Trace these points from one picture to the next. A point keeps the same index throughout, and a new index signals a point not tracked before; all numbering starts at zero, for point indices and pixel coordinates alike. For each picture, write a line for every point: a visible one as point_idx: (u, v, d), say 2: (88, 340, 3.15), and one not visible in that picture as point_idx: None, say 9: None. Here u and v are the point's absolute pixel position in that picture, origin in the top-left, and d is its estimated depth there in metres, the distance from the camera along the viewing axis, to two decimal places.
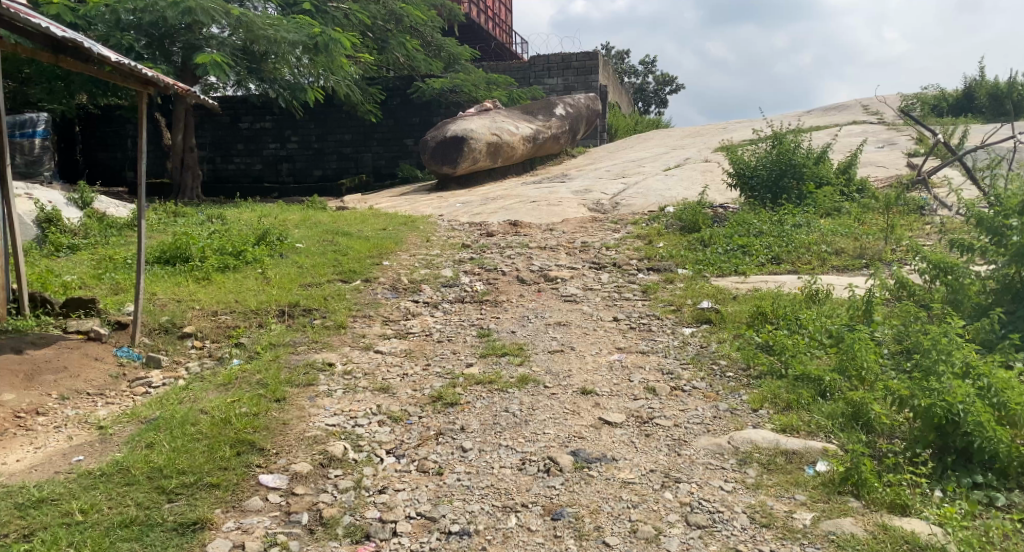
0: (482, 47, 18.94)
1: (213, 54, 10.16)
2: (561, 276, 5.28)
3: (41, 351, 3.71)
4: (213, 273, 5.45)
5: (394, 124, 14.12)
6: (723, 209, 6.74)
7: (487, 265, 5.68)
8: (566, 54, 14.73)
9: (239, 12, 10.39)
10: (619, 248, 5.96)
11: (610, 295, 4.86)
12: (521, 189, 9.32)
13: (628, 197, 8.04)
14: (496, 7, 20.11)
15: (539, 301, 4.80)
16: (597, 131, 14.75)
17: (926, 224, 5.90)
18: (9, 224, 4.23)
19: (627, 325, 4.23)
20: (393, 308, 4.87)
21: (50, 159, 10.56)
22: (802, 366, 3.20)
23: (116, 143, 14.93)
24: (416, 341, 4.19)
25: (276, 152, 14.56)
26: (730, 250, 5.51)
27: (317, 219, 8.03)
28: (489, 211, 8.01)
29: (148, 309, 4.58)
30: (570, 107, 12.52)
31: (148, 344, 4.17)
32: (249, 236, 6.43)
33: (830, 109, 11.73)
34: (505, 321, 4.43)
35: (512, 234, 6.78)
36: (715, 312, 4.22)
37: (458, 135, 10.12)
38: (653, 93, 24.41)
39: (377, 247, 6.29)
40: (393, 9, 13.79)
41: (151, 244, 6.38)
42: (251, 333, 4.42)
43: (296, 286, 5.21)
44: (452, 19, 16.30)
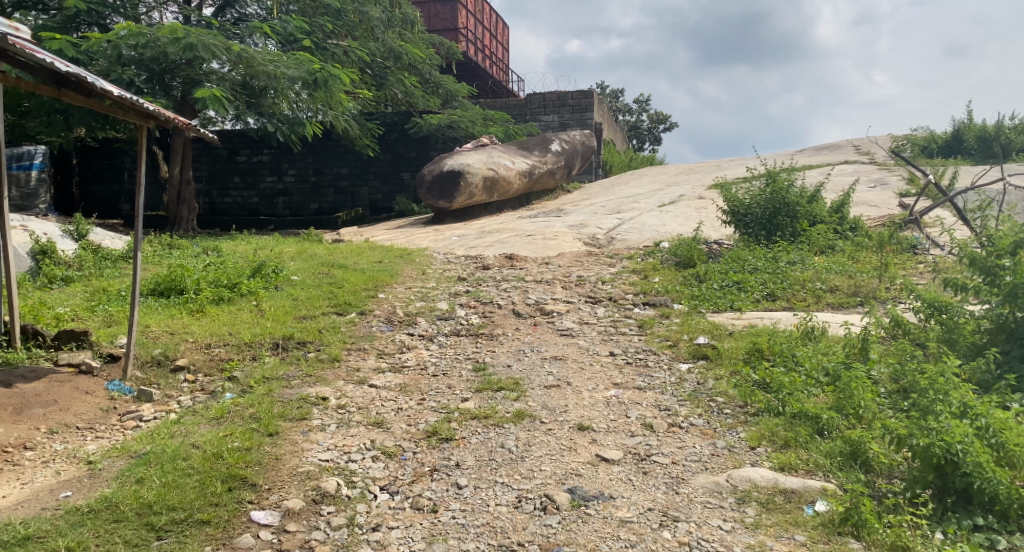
0: (479, 84, 19.20)
1: (212, 89, 10.28)
2: (557, 310, 5.28)
3: (32, 385, 3.67)
4: (207, 306, 5.43)
5: (391, 158, 14.25)
6: (717, 246, 6.78)
7: (483, 298, 5.68)
8: (562, 92, 14.93)
9: (240, 49, 10.50)
10: (615, 283, 5.98)
11: (606, 329, 4.85)
12: (517, 224, 9.37)
13: (623, 232, 8.09)
14: (493, 46, 20.41)
15: (535, 335, 4.79)
16: (592, 167, 14.88)
17: (919, 263, 5.93)
18: (3, 257, 4.22)
19: (624, 360, 4.21)
20: (388, 342, 4.85)
21: (46, 192, 10.61)
22: (798, 403, 3.19)
23: (113, 176, 14.99)
24: (411, 376, 4.16)
25: (273, 185, 14.63)
26: (726, 285, 5.54)
27: (312, 251, 8.05)
28: (485, 245, 8.04)
29: (141, 342, 4.56)
30: (566, 143, 12.66)
31: (140, 377, 4.14)
32: (244, 268, 6.43)
33: (822, 148, 11.87)
34: (501, 355, 4.41)
35: (508, 268, 6.79)
36: (711, 347, 4.21)
37: (455, 170, 10.18)
38: (647, 131, 24.70)
39: (373, 280, 6.29)
40: (393, 46, 13.92)
41: (146, 276, 6.37)
42: (244, 366, 4.42)
43: (290, 319, 5.20)
44: (449, 57, 16.54)
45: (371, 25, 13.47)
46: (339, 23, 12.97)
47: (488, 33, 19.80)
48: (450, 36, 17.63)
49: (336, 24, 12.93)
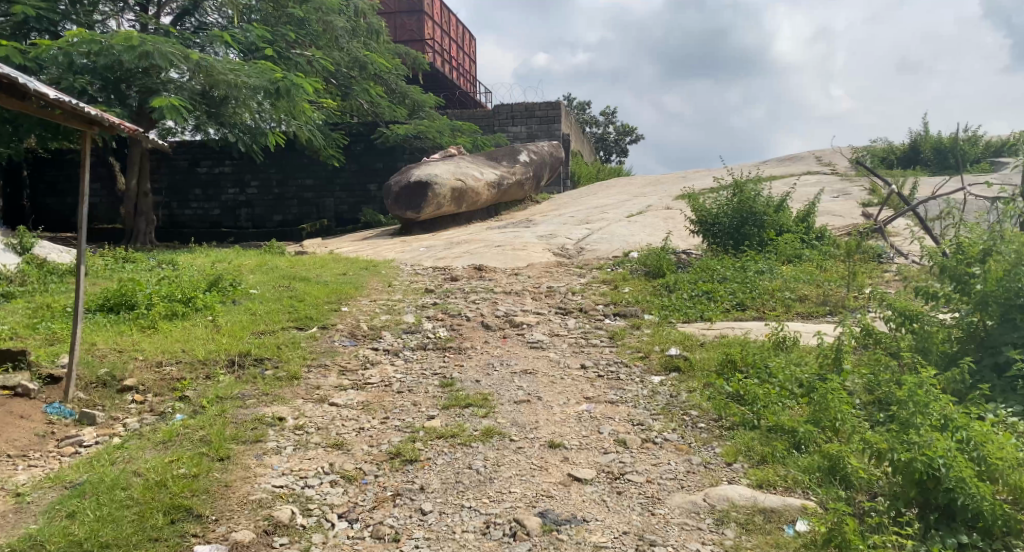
0: (446, 95, 19.04)
1: (170, 98, 10.00)
2: (527, 322, 5.14)
3: None
4: (159, 322, 5.19)
5: (357, 169, 14.05)
6: (686, 255, 6.72)
7: (451, 310, 5.51)
8: (529, 104, 14.88)
9: (199, 57, 10.20)
10: (585, 293, 5.87)
11: (577, 341, 4.72)
12: (487, 234, 9.22)
13: (592, 243, 7.99)
14: (460, 57, 20.34)
15: (504, 349, 4.64)
16: (560, 178, 14.83)
17: (884, 271, 5.91)
18: None
19: (595, 374, 4.08)
20: (350, 357, 4.66)
21: None
22: (774, 416, 3.08)
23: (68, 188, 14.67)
24: (375, 393, 3.98)
25: (235, 197, 14.32)
26: (696, 295, 5.47)
27: (274, 264, 7.81)
28: (453, 256, 7.88)
29: (86, 362, 4.39)
30: (534, 153, 12.61)
31: (84, 399, 3.97)
32: (199, 282, 6.19)
33: (785, 159, 11.96)
34: (468, 370, 4.25)
35: (476, 279, 6.65)
36: (684, 359, 4.10)
37: (422, 180, 10.02)
38: (614, 143, 24.81)
39: (336, 293, 6.09)
40: (357, 55, 13.67)
41: (94, 290, 6.10)
42: (197, 386, 4.21)
43: (248, 334, 4.98)
44: (416, 68, 16.40)
45: (335, 34, 13.25)
46: (302, 32, 12.74)
47: (455, 45, 19.73)
48: (417, 47, 17.49)
49: (299, 33, 12.70)
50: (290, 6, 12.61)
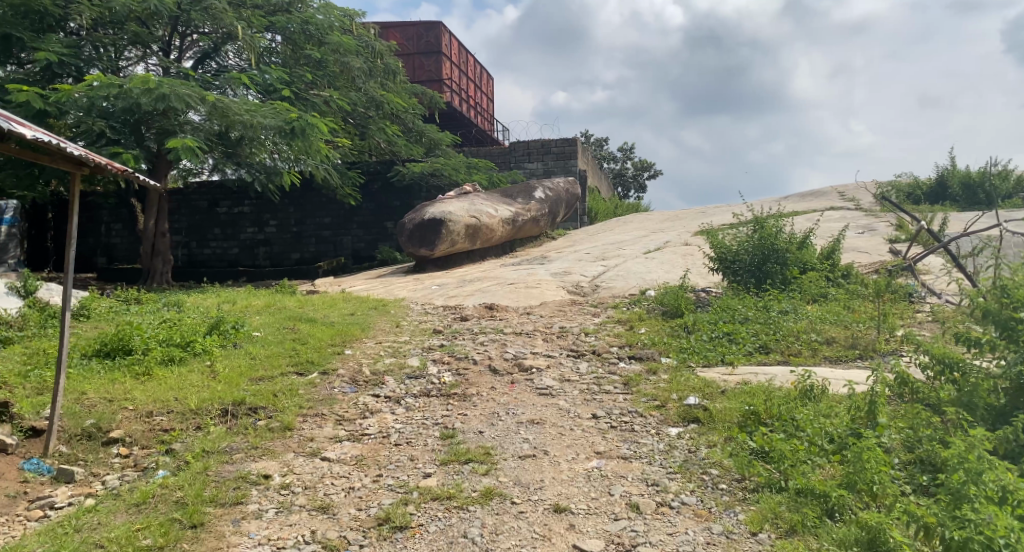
0: (463, 133, 19.00)
1: (185, 139, 10.01)
2: (536, 366, 4.87)
3: None
4: (154, 368, 4.99)
5: (373, 207, 14.01)
6: (705, 294, 6.44)
7: (458, 353, 5.26)
8: (545, 140, 14.75)
9: (215, 98, 10.15)
10: (599, 334, 5.59)
11: (589, 388, 4.43)
12: (500, 272, 9.00)
13: (607, 280, 7.74)
14: (478, 96, 20.42)
15: (511, 396, 4.36)
16: (577, 214, 14.61)
17: (917, 311, 5.58)
18: None
19: (608, 425, 3.79)
20: (350, 405, 4.40)
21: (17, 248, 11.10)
22: (803, 478, 2.76)
23: (91, 229, 15.00)
24: (370, 445, 3.73)
25: (254, 236, 14.33)
26: (716, 337, 5.17)
27: (282, 304, 7.63)
28: (464, 294, 7.66)
29: (74, 411, 4.21)
30: (549, 190, 12.43)
31: (65, 454, 3.82)
32: (202, 324, 6.00)
33: (807, 194, 11.65)
34: (471, 420, 3.98)
35: (487, 319, 6.41)
36: (703, 409, 3.80)
37: (435, 218, 9.87)
38: (632, 178, 24.67)
39: (341, 334, 5.88)
40: (373, 96, 13.69)
41: (95, 334, 5.97)
42: (186, 438, 4.01)
43: (245, 380, 4.76)
44: (432, 107, 16.41)
45: (352, 75, 13.22)
46: (320, 73, 12.68)
47: (472, 84, 19.78)
48: (434, 87, 17.52)
49: (317, 74, 12.63)
50: (308, 48, 12.51)
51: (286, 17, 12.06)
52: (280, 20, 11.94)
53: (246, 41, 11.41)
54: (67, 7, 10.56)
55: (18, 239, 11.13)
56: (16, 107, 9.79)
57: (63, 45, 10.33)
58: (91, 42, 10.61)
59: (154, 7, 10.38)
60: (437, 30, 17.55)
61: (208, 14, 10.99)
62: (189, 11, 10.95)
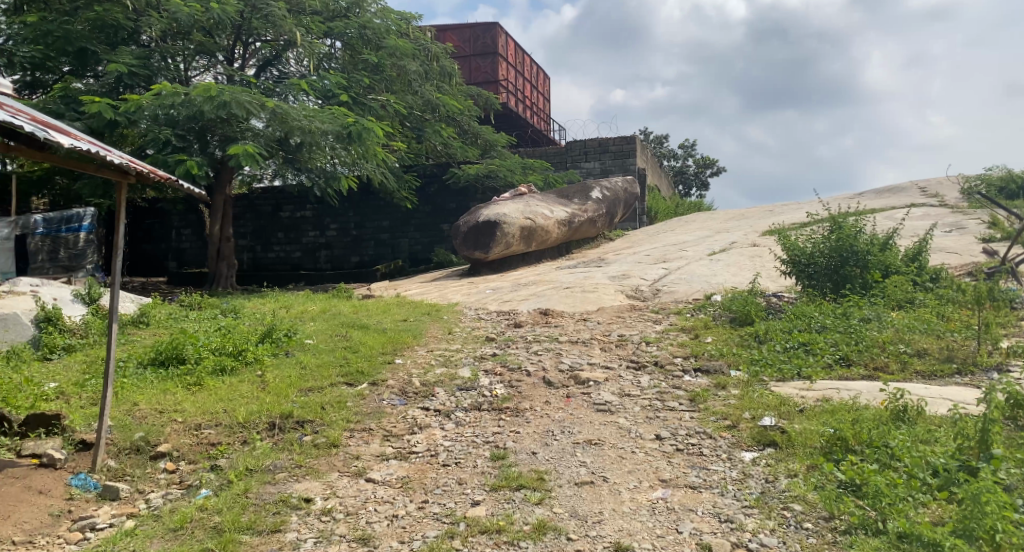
0: (519, 133, 18.76)
1: (246, 145, 10.08)
2: (594, 378, 4.58)
3: None
4: (206, 378, 4.92)
5: (431, 210, 13.94)
6: (777, 299, 6.04)
7: (511, 363, 5.01)
8: (603, 139, 14.39)
9: (275, 105, 10.19)
10: (661, 344, 5.27)
11: (651, 404, 4.12)
12: (555, 275, 8.73)
13: (669, 283, 7.39)
14: (534, 96, 20.20)
15: (567, 412, 4.09)
16: (637, 214, 14.22)
17: (1021, 320, 5.06)
18: None
19: (673, 448, 3.49)
20: (398, 419, 4.21)
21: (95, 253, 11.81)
22: (906, 520, 2.42)
23: (162, 235, 15.43)
24: (418, 465, 3.52)
25: (315, 240, 14.46)
26: (790, 348, 4.78)
27: (336, 310, 7.54)
28: (519, 299, 7.42)
29: (125, 424, 4.15)
30: (607, 190, 12.08)
31: (112, 469, 3.73)
32: (255, 332, 5.92)
33: (885, 190, 10.98)
34: (524, 438, 3.73)
35: (542, 325, 6.15)
36: (780, 431, 3.47)
37: (491, 220, 9.69)
38: (693, 176, 24.03)
39: (392, 342, 5.72)
40: (430, 98, 13.57)
41: (153, 342, 5.97)
42: (233, 453, 3.90)
43: (294, 392, 4.63)
44: (488, 108, 16.24)
45: (409, 79, 13.10)
46: (378, 77, 12.60)
47: (528, 84, 19.55)
48: (491, 88, 17.36)
49: (374, 79, 12.57)
50: (366, 52, 12.49)
51: (345, 22, 12.11)
52: (338, 26, 11.99)
53: (306, 48, 11.46)
54: (138, 20, 10.81)
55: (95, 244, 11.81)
56: (89, 118, 10.03)
57: (134, 56, 10.55)
58: (158, 53, 10.81)
59: (218, 17, 10.50)
60: (493, 31, 17.38)
61: (269, 21, 11.06)
62: (251, 19, 11.08)
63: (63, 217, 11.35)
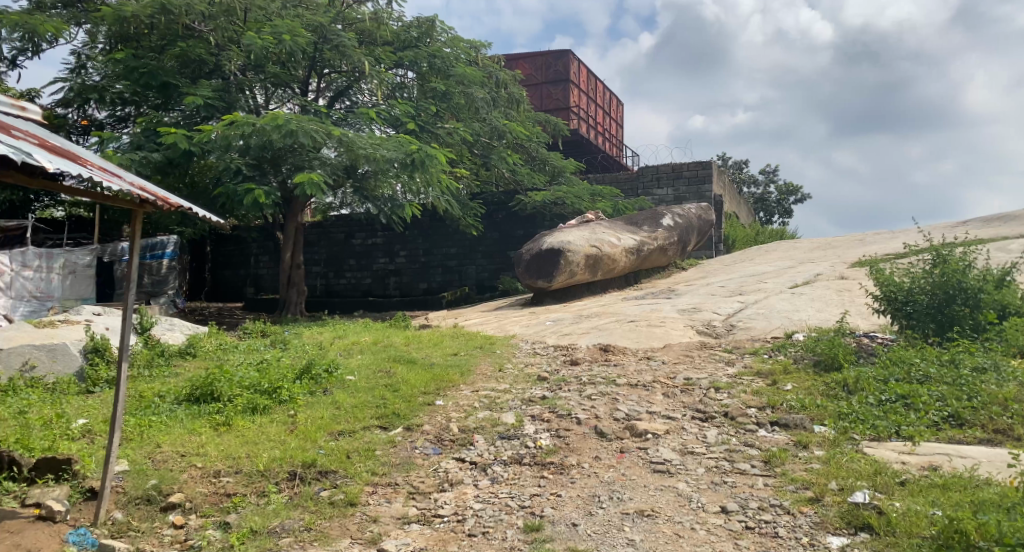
0: (590, 159, 18.28)
1: (311, 174, 9.98)
2: (653, 430, 4.01)
3: None
4: (235, 418, 4.61)
5: (498, 237, 13.59)
6: (871, 341, 5.33)
7: (560, 409, 4.49)
8: (677, 164, 13.75)
9: (341, 133, 10.06)
10: (734, 390, 4.64)
11: (717, 466, 3.53)
12: (621, 307, 8.17)
13: (746, 319, 6.74)
14: (607, 122, 19.75)
15: (618, 471, 3.55)
16: (713, 242, 13.49)
17: None
18: None
19: (742, 526, 2.90)
20: (428, 473, 3.76)
21: (175, 279, 12.25)
22: None
23: (241, 261, 15.67)
24: (440, 534, 3.08)
25: (385, 266, 14.35)
26: (887, 401, 4.08)
27: (388, 341, 7.20)
28: (579, 333, 6.91)
29: (141, 468, 3.87)
30: (680, 217, 11.45)
31: (118, 522, 3.43)
32: (295, 366, 5.61)
33: (994, 218, 9.94)
34: (565, 504, 3.22)
35: (601, 364, 5.62)
36: (877, 510, 2.84)
37: (554, 249, 9.23)
38: (775, 203, 22.94)
39: (436, 380, 5.28)
40: (497, 125, 13.15)
41: (192, 376, 5.70)
42: (247, 506, 3.53)
43: (323, 436, 4.24)
44: (557, 134, 15.83)
45: (476, 106, 12.78)
46: (445, 105, 12.34)
47: (601, 109, 19.11)
48: (562, 114, 17.00)
49: (442, 106, 12.26)
50: (435, 81, 12.21)
51: (415, 51, 12.02)
52: (408, 55, 11.89)
53: (375, 77, 11.33)
54: (220, 55, 10.94)
55: (177, 271, 12.24)
56: (165, 149, 10.15)
57: (213, 89, 10.65)
58: (236, 85, 10.89)
59: (290, 48, 10.43)
60: (566, 57, 17.07)
61: (339, 52, 11.02)
62: (323, 50, 11.06)
63: (148, 245, 11.86)
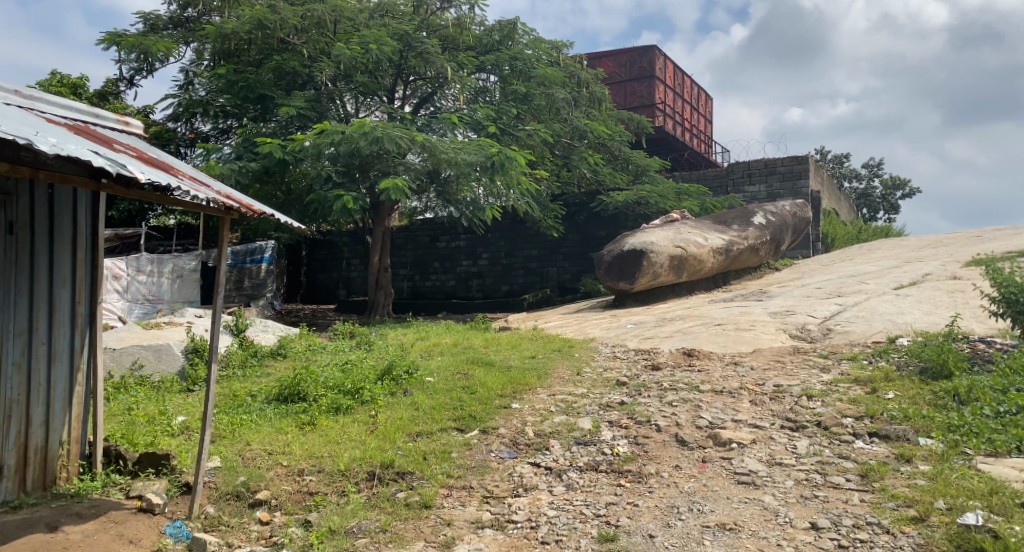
0: (676, 157, 17.88)
1: (396, 180, 10.17)
2: (738, 440, 3.83)
3: (80, 526, 3.20)
4: (319, 417, 4.72)
5: (580, 238, 13.46)
6: (986, 347, 4.92)
7: (640, 415, 4.35)
8: (769, 160, 13.22)
9: (425, 138, 10.21)
10: (829, 399, 4.37)
11: (808, 479, 3.32)
12: (707, 309, 7.91)
13: (844, 322, 6.37)
14: (694, 118, 19.26)
15: (699, 482, 3.40)
16: (809, 241, 12.89)
17: None
18: (96, 366, 3.78)
19: (834, 545, 2.71)
20: (503, 477, 3.72)
21: (272, 283, 12.78)
22: None
23: (333, 265, 16.19)
24: (512, 540, 3.04)
25: (468, 269, 14.48)
26: (1004, 413, 3.74)
27: (468, 343, 7.22)
28: (662, 337, 6.72)
29: (231, 465, 4.01)
30: (772, 215, 10.99)
31: (210, 516, 3.54)
32: (376, 367, 5.71)
33: None
34: (642, 515, 3.11)
35: (684, 369, 5.44)
36: (992, 534, 2.59)
37: (637, 250, 9.04)
38: (880, 199, 21.76)
39: (513, 383, 5.24)
40: (577, 125, 12.94)
41: (281, 376, 5.89)
42: (328, 505, 3.59)
43: (402, 436, 4.28)
44: (641, 133, 15.55)
45: (557, 107, 12.59)
46: (526, 107, 12.30)
47: (688, 106, 18.66)
48: (647, 113, 16.69)
49: (523, 108, 12.23)
50: (516, 83, 12.25)
51: (497, 55, 12.09)
52: (490, 59, 11.97)
53: (457, 82, 11.46)
54: (312, 67, 11.30)
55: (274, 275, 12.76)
56: (260, 159, 10.58)
57: (305, 100, 11.01)
58: (327, 95, 11.23)
59: (377, 57, 10.68)
60: (651, 54, 16.75)
61: (423, 59, 11.23)
62: (408, 57, 11.29)
63: (248, 250, 12.37)
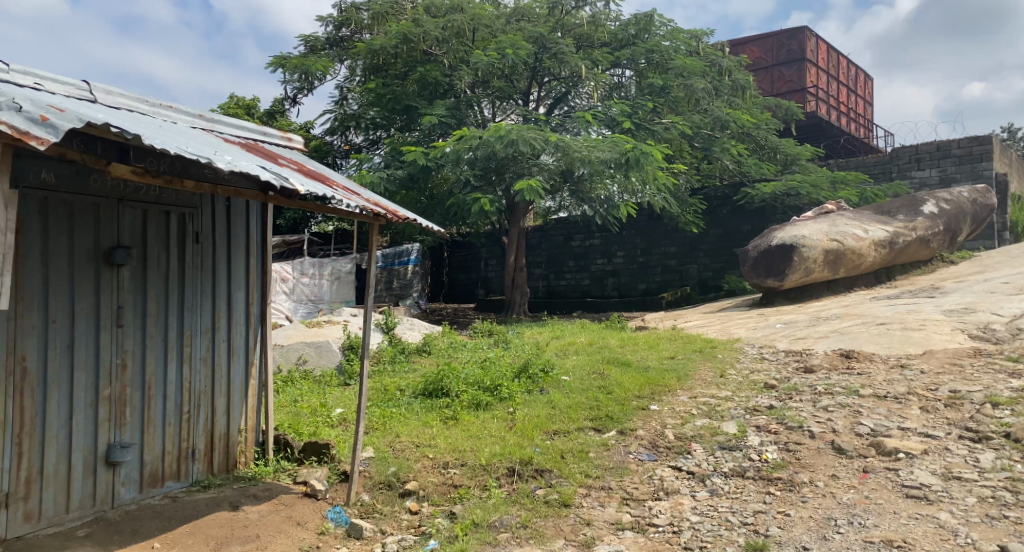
0: (829, 144, 16.75)
1: (530, 181, 10.29)
2: (906, 450, 3.51)
3: (256, 508, 3.47)
4: (462, 412, 4.85)
5: (723, 233, 12.95)
6: None
7: (791, 420, 4.10)
8: (942, 142, 12.05)
9: (558, 138, 10.25)
10: (1018, 407, 3.90)
11: (992, 496, 2.98)
12: (868, 307, 7.33)
13: None
14: (852, 101, 17.93)
15: (861, 493, 3.14)
16: (992, 230, 11.61)
17: None
18: (267, 362, 4.09)
19: None
20: (644, 479, 3.64)
21: (418, 283, 13.33)
22: None
23: (472, 265, 16.64)
24: (654, 544, 2.97)
25: (603, 267, 14.36)
26: None
27: (603, 343, 7.14)
28: (816, 337, 6.30)
29: (383, 456, 4.20)
30: (945, 202, 10.00)
31: (365, 503, 3.71)
32: (514, 365, 5.78)
33: None
34: (795, 526, 2.93)
35: (842, 371, 5.07)
36: None
37: (785, 244, 8.55)
38: None
39: (651, 384, 5.12)
40: (719, 115, 12.41)
41: (426, 373, 6.12)
42: (471, 498, 3.67)
43: (540, 434, 4.30)
44: (789, 121, 14.72)
45: (696, 98, 12.17)
46: (663, 100, 11.95)
47: (844, 88, 17.41)
48: (796, 98, 15.77)
49: (660, 102, 11.91)
50: (652, 76, 11.94)
51: (633, 49, 11.88)
52: (625, 54, 11.81)
53: (592, 79, 11.39)
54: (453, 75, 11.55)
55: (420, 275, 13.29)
56: (406, 167, 11.05)
57: (448, 108, 11.36)
58: (466, 101, 11.53)
59: (513, 61, 10.81)
60: (801, 36, 15.80)
61: (558, 59, 11.27)
62: (544, 59, 11.37)
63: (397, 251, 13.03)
